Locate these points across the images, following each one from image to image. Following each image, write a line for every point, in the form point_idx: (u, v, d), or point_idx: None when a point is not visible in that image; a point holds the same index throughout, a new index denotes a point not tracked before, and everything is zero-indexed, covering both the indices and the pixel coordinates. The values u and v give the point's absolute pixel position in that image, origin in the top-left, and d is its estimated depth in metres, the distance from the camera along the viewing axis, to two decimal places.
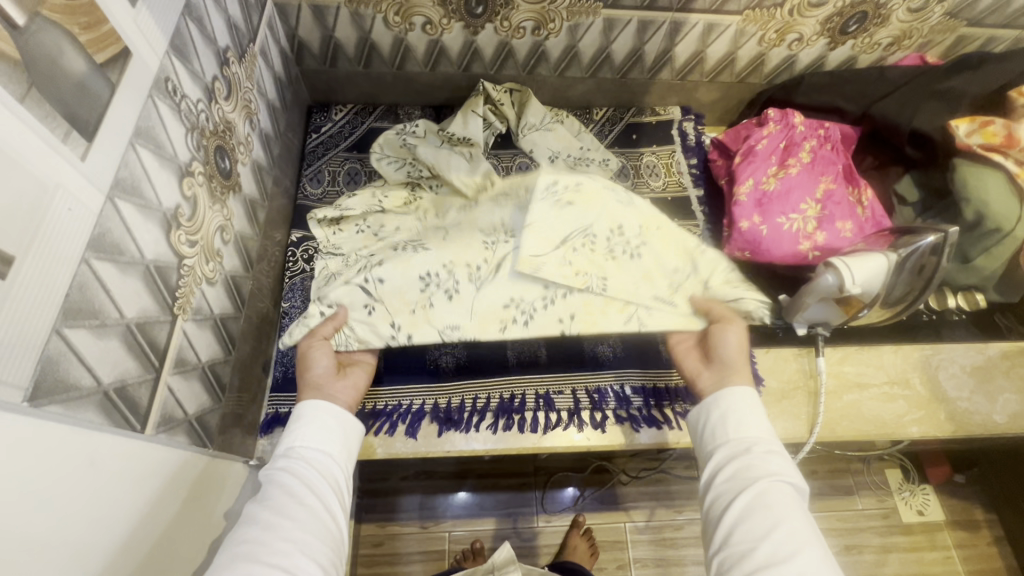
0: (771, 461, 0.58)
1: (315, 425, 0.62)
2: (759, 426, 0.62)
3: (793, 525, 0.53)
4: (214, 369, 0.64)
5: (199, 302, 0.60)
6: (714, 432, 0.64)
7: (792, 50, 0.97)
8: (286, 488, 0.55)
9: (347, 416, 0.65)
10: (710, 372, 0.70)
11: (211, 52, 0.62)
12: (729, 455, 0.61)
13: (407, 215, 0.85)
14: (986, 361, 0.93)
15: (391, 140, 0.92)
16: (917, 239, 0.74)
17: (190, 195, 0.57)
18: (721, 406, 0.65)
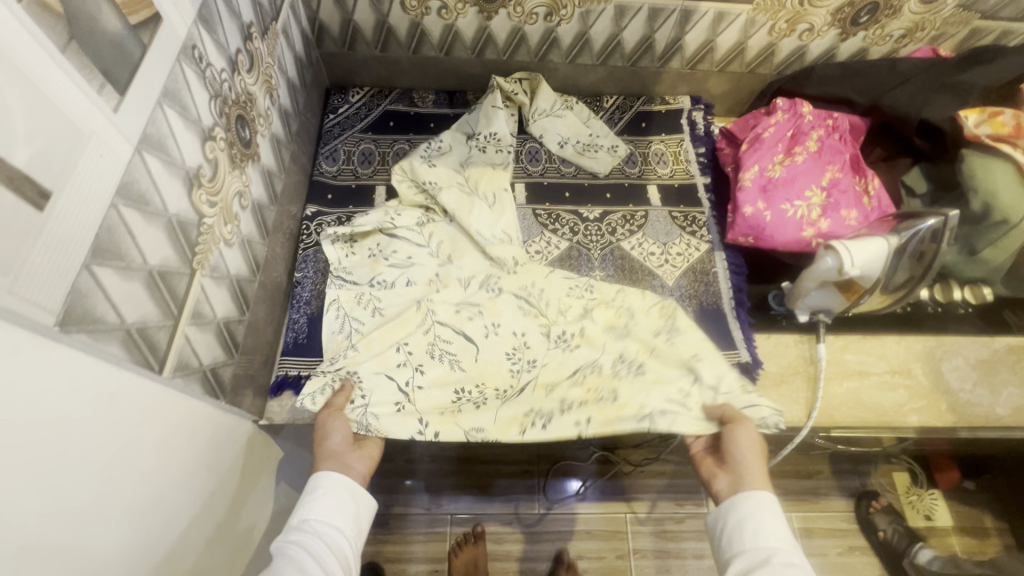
0: (795, 573, 0.59)
1: (325, 499, 0.66)
2: (780, 536, 0.65)
3: None
4: (229, 328, 0.67)
5: (216, 261, 0.63)
6: (742, 536, 0.66)
7: (803, 40, 0.98)
8: (298, 562, 0.59)
9: (356, 487, 0.70)
10: (725, 477, 0.72)
11: (236, 26, 0.65)
12: (751, 563, 0.63)
13: (421, 248, 0.89)
14: (991, 354, 0.93)
15: (417, 169, 0.92)
16: (918, 223, 0.73)
17: (212, 158, 0.61)
18: (745, 508, 0.67)
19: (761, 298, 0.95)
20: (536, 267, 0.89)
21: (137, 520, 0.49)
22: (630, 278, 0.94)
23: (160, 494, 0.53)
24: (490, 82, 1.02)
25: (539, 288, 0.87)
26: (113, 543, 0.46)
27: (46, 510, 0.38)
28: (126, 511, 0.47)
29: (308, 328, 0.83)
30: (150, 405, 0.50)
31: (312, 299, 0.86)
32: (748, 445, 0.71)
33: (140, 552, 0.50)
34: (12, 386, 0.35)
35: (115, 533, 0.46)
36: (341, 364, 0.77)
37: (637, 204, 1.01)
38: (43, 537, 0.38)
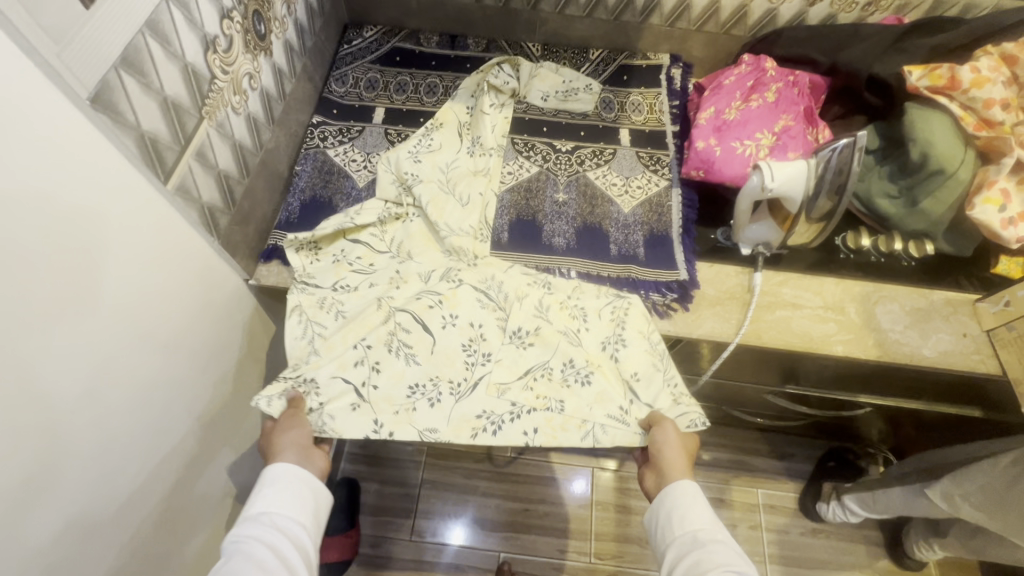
0: (725, 553, 0.65)
1: (287, 492, 0.69)
2: (707, 518, 0.70)
3: None
4: (228, 181, 0.81)
5: (222, 120, 0.77)
6: (668, 528, 0.71)
7: (772, 2, 1.06)
8: (256, 555, 0.61)
9: (315, 483, 0.73)
10: (651, 475, 0.79)
11: None
12: (683, 547, 0.68)
13: (381, 252, 0.93)
14: (927, 304, 0.98)
15: (402, 163, 0.99)
16: (835, 142, 0.80)
17: (227, 34, 0.75)
18: (670, 500, 0.73)
19: (710, 232, 1.02)
20: (495, 261, 0.94)
21: (124, 303, 0.62)
22: (590, 203, 1.03)
23: (145, 299, 0.66)
24: (475, 80, 1.10)
25: (498, 280, 0.92)
26: (105, 307, 0.59)
27: (55, 242, 0.52)
28: (119, 298, 0.61)
29: (299, 211, 0.97)
30: (145, 219, 0.64)
31: (306, 189, 0.99)
32: (668, 442, 0.78)
33: (125, 334, 0.63)
34: (44, 129, 0.49)
35: (108, 310, 0.60)
36: (302, 371, 0.82)
37: (608, 142, 1.11)
38: (47, 257, 0.51)
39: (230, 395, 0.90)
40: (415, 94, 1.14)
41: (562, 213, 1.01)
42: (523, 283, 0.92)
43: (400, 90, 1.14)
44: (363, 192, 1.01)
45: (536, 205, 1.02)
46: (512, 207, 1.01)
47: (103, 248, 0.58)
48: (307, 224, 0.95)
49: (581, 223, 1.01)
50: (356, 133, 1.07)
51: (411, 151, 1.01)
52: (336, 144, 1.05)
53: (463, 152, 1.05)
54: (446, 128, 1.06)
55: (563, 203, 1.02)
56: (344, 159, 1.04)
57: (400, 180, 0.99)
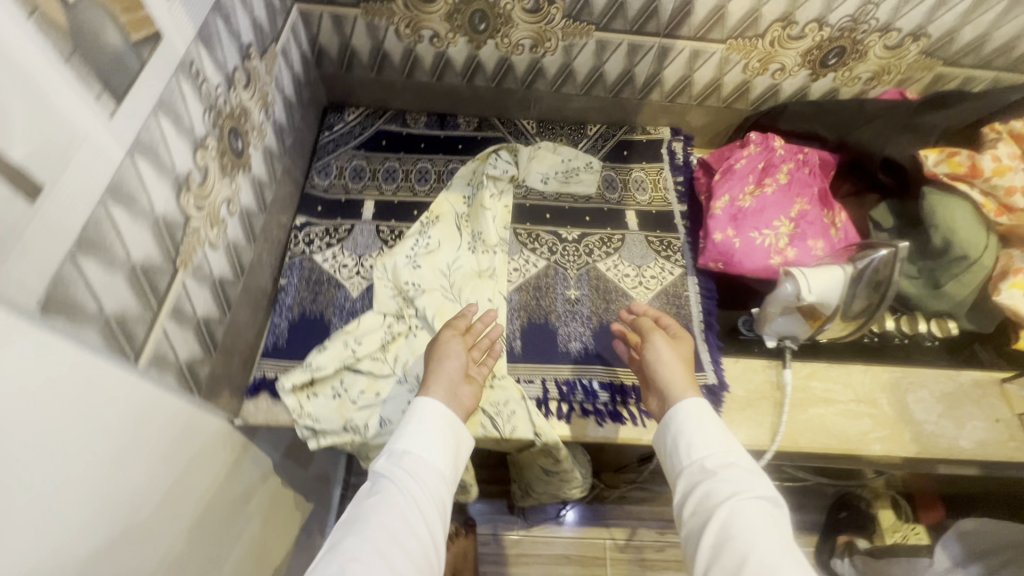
0: (737, 477, 0.64)
1: (427, 432, 0.68)
2: (718, 439, 0.69)
3: (764, 551, 0.57)
4: (209, 326, 0.70)
5: (200, 261, 0.67)
6: (675, 452, 0.71)
7: (776, 79, 1.02)
8: (392, 500, 0.62)
9: (456, 427, 0.72)
10: (655, 398, 0.79)
11: (235, 46, 0.71)
12: (693, 477, 0.67)
13: (387, 377, 0.84)
14: (956, 388, 0.95)
15: (399, 273, 0.91)
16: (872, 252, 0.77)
17: (202, 165, 0.66)
18: (678, 424, 0.72)
19: (731, 321, 0.97)
20: (513, 383, 0.86)
21: (93, 505, 0.49)
22: (605, 298, 0.97)
23: (122, 497, 0.53)
24: (476, 170, 1.04)
25: (511, 407, 0.84)
26: (71, 534, 0.47)
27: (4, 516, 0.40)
28: (93, 506, 0.49)
29: (288, 333, 0.86)
30: (123, 406, 0.53)
31: (294, 305, 0.89)
32: (662, 358, 0.79)
33: (100, 545, 0.51)
34: None
35: (79, 532, 0.48)
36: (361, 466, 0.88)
37: (615, 227, 1.04)
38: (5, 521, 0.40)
39: (226, 550, 0.77)
40: (406, 182, 1.06)
41: (576, 312, 0.94)
42: (539, 416, 0.83)
43: (389, 179, 1.05)
44: (357, 302, 0.91)
45: (548, 304, 0.95)
46: (523, 308, 0.94)
47: (62, 484, 0.45)
48: (298, 350, 0.85)
49: (598, 323, 0.94)
50: (344, 233, 0.98)
51: (409, 256, 0.93)
52: (323, 248, 0.96)
53: (470, 244, 0.99)
54: (447, 224, 1.00)
55: (576, 300, 0.96)
56: (334, 266, 0.94)
57: (399, 290, 0.91)
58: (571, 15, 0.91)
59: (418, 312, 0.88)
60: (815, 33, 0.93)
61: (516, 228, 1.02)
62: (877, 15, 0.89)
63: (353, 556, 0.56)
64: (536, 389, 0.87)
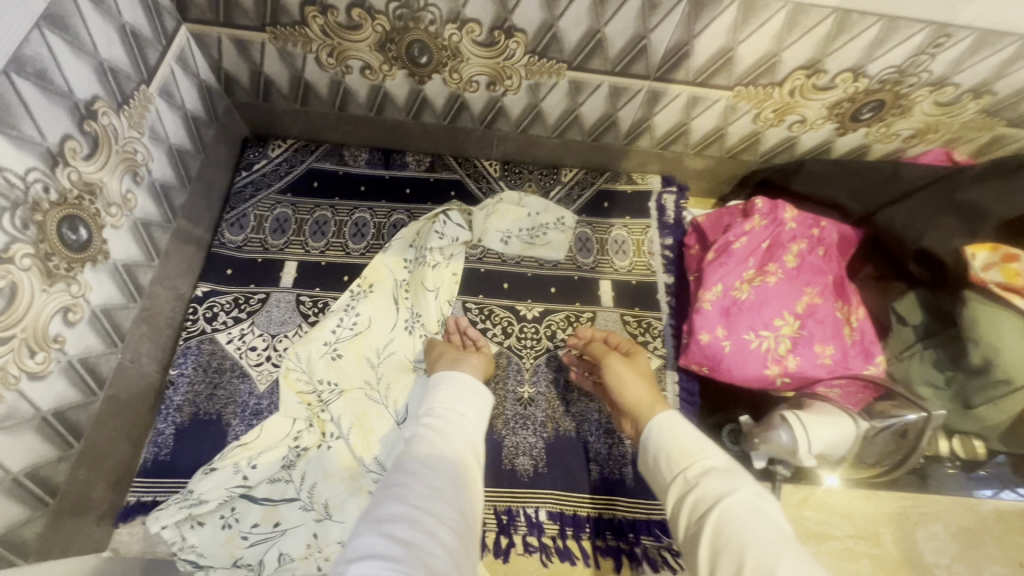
0: (716, 484, 0.50)
1: (451, 391, 0.63)
2: (691, 446, 0.55)
3: (771, 546, 0.42)
4: (39, 473, 0.56)
5: (13, 404, 0.51)
6: (658, 466, 0.56)
7: (792, 131, 0.83)
8: (425, 443, 0.55)
9: (479, 393, 0.65)
10: (630, 423, 0.66)
11: (60, 109, 0.53)
12: (677, 495, 0.52)
13: (290, 502, 0.69)
14: (976, 521, 0.80)
15: (315, 367, 0.76)
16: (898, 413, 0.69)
17: (6, 285, 0.49)
18: (654, 433, 0.59)
19: (714, 431, 0.80)
20: None
21: None
22: (565, 396, 0.81)
23: None
24: (421, 227, 0.86)
25: None
26: None
27: None
28: None
29: (174, 443, 0.72)
30: None
31: (184, 405, 0.74)
32: (625, 379, 0.68)
33: None
34: None
35: None
36: None
37: (585, 303, 0.86)
38: None
39: None
40: (338, 238, 0.87)
41: (528, 417, 0.79)
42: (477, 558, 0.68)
43: (317, 233, 0.87)
44: (263, 399, 0.76)
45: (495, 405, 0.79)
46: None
47: None
48: (184, 466, 0.71)
49: (554, 431, 0.78)
50: (257, 304, 0.81)
51: (330, 346, 0.77)
52: (228, 326, 0.79)
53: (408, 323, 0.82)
54: (381, 298, 0.82)
55: (529, 400, 0.80)
56: (240, 349, 0.78)
57: (316, 388, 0.75)
58: (535, 50, 0.71)
59: (339, 417, 0.74)
60: (847, 84, 0.73)
61: (466, 305, 0.85)
62: (929, 68, 0.69)
63: (390, 488, 0.48)
64: None
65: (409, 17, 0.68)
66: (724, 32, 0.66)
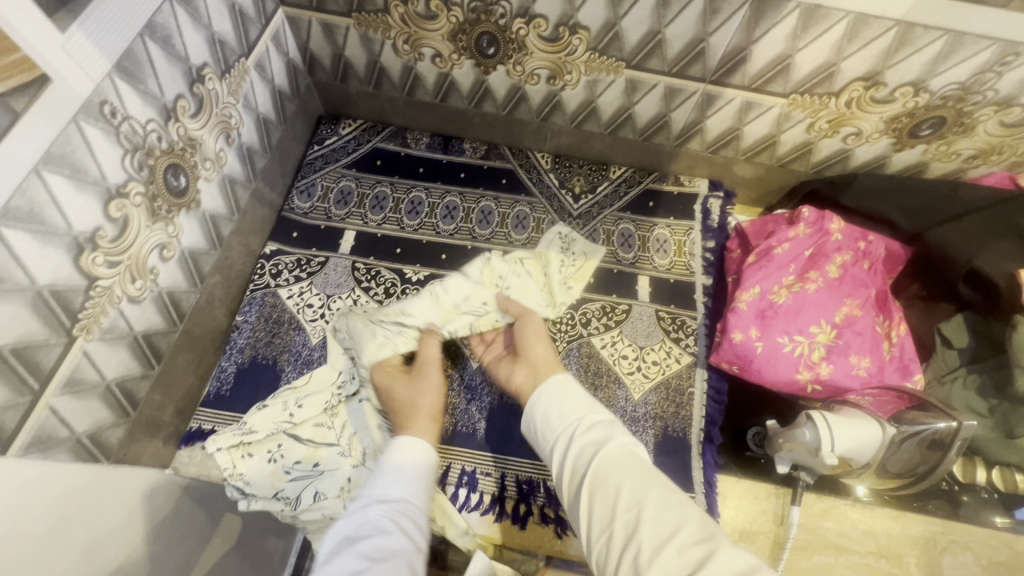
0: (597, 434, 0.52)
1: (394, 475, 0.57)
2: (578, 403, 0.56)
3: (635, 481, 0.46)
4: (125, 386, 0.64)
5: (113, 320, 0.59)
6: (540, 427, 0.57)
7: (847, 143, 0.83)
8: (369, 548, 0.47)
9: (426, 471, 0.59)
10: (523, 368, 0.69)
11: (177, 71, 0.61)
12: (558, 454, 0.53)
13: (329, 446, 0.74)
14: (1009, 557, 0.77)
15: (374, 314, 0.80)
16: (930, 422, 0.69)
17: (119, 217, 0.56)
18: (543, 395, 0.58)
19: (738, 432, 0.82)
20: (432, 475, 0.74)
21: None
22: (593, 381, 0.82)
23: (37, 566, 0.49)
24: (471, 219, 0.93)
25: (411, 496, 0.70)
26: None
27: None
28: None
29: (234, 381, 0.79)
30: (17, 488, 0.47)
31: (246, 348, 0.81)
32: (534, 343, 0.73)
33: None
34: None
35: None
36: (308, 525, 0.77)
37: (622, 295, 0.88)
38: None
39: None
40: (394, 213, 0.93)
41: None
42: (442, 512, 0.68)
43: (376, 207, 0.93)
44: (315, 351, 0.82)
45: None
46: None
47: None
48: (241, 402, 0.77)
49: None
50: (317, 267, 0.88)
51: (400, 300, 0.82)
52: (290, 282, 0.86)
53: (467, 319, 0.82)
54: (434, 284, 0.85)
55: None
56: (298, 304, 0.85)
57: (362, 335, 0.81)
58: (596, 48, 0.75)
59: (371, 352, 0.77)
60: (907, 98, 0.73)
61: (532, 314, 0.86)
62: (995, 86, 0.68)
63: None
64: (491, 485, 0.76)
65: (481, 10, 0.73)
66: (783, 40, 0.68)
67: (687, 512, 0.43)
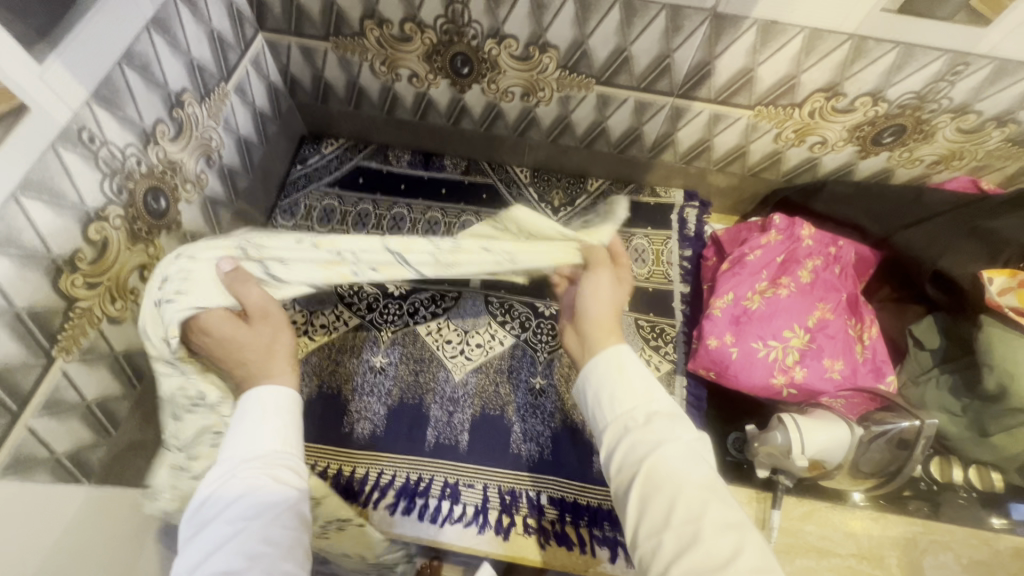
0: (658, 429, 0.49)
1: (251, 426, 0.48)
2: (635, 390, 0.52)
3: (698, 493, 0.45)
4: (107, 406, 0.65)
5: (93, 341, 0.60)
6: (593, 405, 0.54)
7: (813, 152, 0.85)
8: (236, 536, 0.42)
9: (288, 403, 0.51)
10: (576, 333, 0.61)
11: (156, 97, 0.63)
12: (611, 441, 0.51)
13: None
14: (990, 556, 0.77)
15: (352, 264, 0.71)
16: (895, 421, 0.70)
17: (98, 239, 0.58)
18: (598, 373, 0.54)
19: (718, 438, 0.83)
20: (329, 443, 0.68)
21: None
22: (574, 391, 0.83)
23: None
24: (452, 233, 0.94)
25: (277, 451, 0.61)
26: None
27: None
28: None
29: None
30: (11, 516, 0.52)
31: None
32: (597, 295, 0.61)
33: None
34: None
35: None
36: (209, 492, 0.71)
37: None
38: None
39: None
40: (376, 229, 0.94)
41: (538, 407, 0.83)
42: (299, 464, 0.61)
43: (358, 223, 0.94)
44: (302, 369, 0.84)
45: (507, 393, 0.84)
46: (398, 384, 0.84)
47: None
48: None
49: (562, 423, 0.82)
50: None
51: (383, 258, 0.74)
52: None
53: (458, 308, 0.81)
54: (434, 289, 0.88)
55: (540, 391, 0.84)
56: None
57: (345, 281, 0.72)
58: (566, 65, 0.77)
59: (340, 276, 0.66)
60: (867, 107, 0.75)
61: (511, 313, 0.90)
62: (950, 95, 0.71)
63: None
64: (474, 496, 0.76)
65: (454, 32, 0.76)
66: (744, 54, 0.70)
67: (745, 533, 0.43)
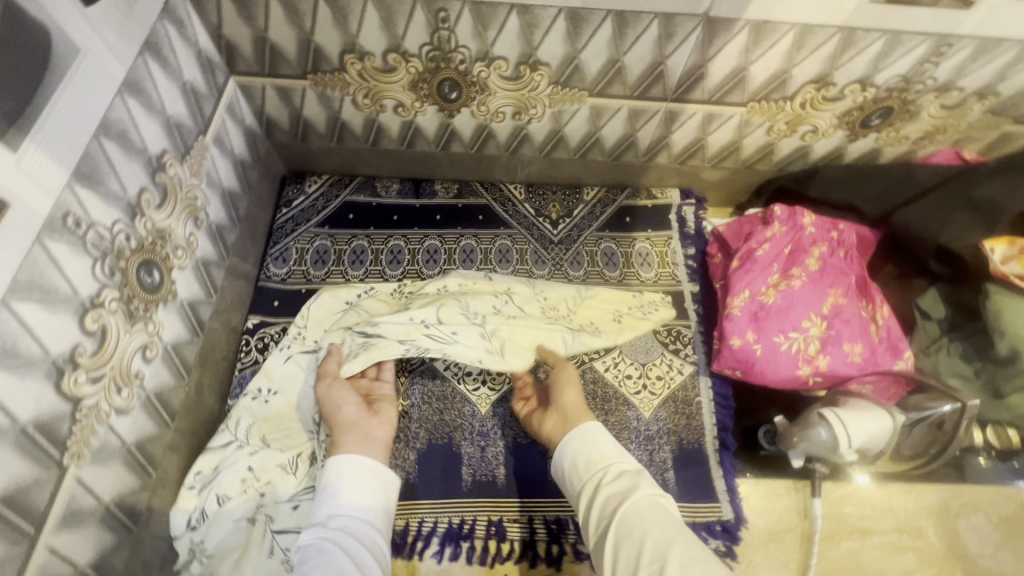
0: (622, 483, 0.58)
1: (350, 487, 0.61)
2: (608, 452, 0.63)
3: (664, 532, 0.51)
4: (124, 502, 0.60)
5: (103, 438, 0.55)
6: (571, 472, 0.63)
7: (805, 140, 0.87)
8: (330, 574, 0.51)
9: (383, 472, 0.65)
10: (555, 417, 0.71)
11: (137, 164, 0.58)
12: (586, 501, 0.59)
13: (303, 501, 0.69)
14: (1015, 510, 0.81)
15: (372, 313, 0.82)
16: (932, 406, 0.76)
17: (97, 328, 0.53)
18: (574, 444, 0.65)
19: (751, 433, 0.83)
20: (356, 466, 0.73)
21: None
22: (603, 407, 0.82)
23: None
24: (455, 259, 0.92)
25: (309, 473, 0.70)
26: None
27: None
28: None
29: None
30: None
31: None
32: (566, 385, 0.73)
33: None
34: None
35: None
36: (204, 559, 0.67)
37: None
38: None
39: None
40: (376, 265, 0.91)
41: None
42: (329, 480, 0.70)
43: (356, 262, 0.90)
44: None
45: None
46: (424, 426, 0.80)
47: None
48: None
49: None
50: None
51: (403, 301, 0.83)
52: None
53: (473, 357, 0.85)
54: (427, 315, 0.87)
55: None
56: None
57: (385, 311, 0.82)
58: (558, 81, 0.76)
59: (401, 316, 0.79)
60: (856, 94, 0.76)
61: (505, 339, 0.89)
62: (934, 75, 0.73)
63: None
64: (521, 530, 0.75)
65: (440, 58, 0.73)
66: (736, 55, 0.70)
67: (708, 561, 0.47)
